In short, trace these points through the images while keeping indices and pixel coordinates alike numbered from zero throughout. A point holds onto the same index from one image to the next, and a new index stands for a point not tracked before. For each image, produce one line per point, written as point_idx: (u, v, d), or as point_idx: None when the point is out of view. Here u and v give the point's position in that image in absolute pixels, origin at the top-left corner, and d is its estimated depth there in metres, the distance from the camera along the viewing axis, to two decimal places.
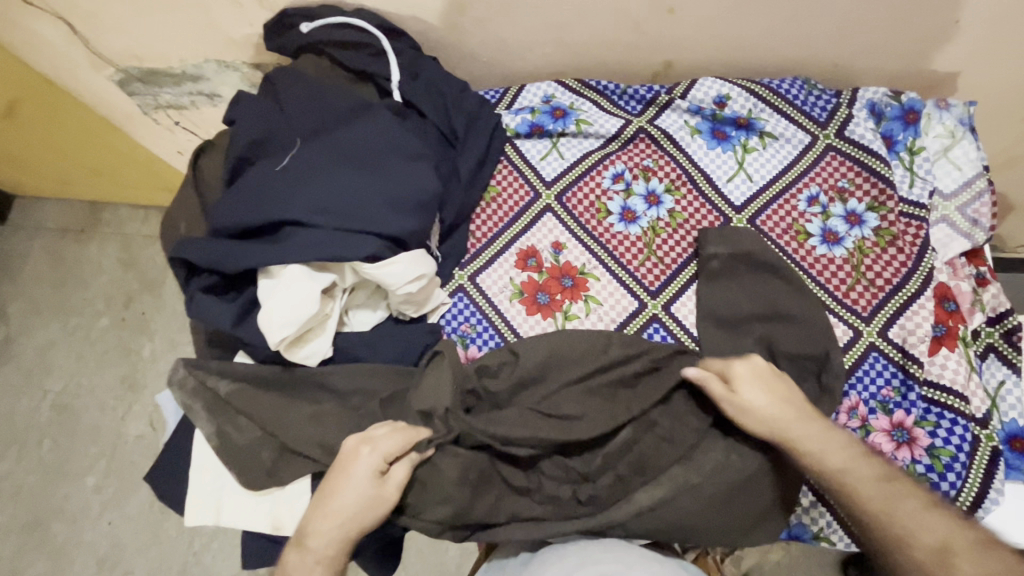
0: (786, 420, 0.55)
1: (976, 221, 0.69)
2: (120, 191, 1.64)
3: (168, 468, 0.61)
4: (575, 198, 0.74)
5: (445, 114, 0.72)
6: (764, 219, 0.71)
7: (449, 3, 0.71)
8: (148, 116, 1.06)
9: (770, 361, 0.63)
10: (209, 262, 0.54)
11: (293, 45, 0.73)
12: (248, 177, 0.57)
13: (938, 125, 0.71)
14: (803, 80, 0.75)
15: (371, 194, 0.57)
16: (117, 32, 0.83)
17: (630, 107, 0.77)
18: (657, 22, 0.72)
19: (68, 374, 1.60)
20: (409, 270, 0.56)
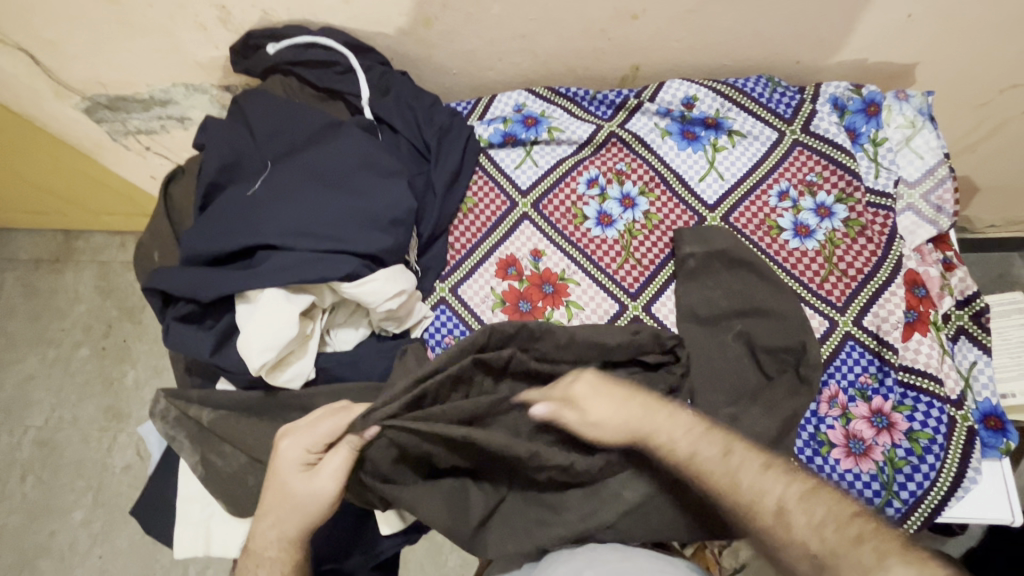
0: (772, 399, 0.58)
1: (940, 207, 0.71)
2: (94, 218, 1.62)
3: (152, 501, 0.60)
4: (551, 205, 0.75)
5: (416, 128, 0.73)
6: (737, 216, 0.72)
7: (415, 18, 0.71)
8: (118, 143, 1.05)
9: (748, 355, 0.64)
10: (185, 292, 0.54)
11: (260, 66, 0.73)
12: (220, 203, 0.57)
13: (899, 116, 0.73)
14: (767, 79, 0.76)
15: (347, 214, 0.57)
16: (80, 60, 0.82)
17: (601, 112, 0.78)
18: (621, 28, 0.73)
19: (49, 408, 1.57)
20: (386, 287, 0.56)
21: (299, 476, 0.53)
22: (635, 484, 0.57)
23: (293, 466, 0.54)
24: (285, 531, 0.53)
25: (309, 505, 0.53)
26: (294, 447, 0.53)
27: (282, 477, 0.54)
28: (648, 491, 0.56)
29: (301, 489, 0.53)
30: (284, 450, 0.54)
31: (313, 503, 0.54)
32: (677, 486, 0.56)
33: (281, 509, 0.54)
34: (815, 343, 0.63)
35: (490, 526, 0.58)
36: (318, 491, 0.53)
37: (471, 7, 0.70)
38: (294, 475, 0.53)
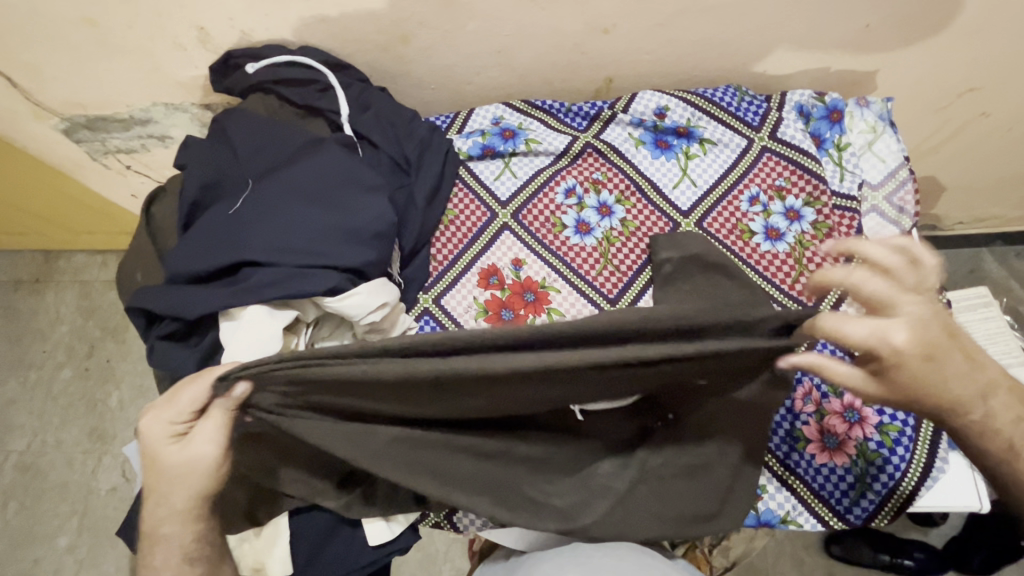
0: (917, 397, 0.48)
1: (902, 208, 0.73)
2: (76, 238, 1.61)
3: (137, 519, 0.60)
4: (530, 215, 0.76)
5: (396, 142, 0.74)
6: (710, 222, 0.74)
7: (393, 36, 0.73)
8: (99, 162, 1.05)
9: None
10: (168, 311, 0.54)
11: (241, 85, 0.74)
12: (202, 222, 0.58)
13: (861, 122, 0.77)
14: (735, 88, 0.79)
15: (327, 229, 0.58)
16: (59, 82, 0.83)
17: (577, 123, 0.80)
18: (594, 42, 0.75)
19: (32, 431, 1.56)
20: (369, 300, 0.58)
21: (171, 449, 0.49)
22: (619, 473, 0.59)
23: (163, 441, 0.49)
24: (177, 508, 0.50)
25: (191, 476, 0.50)
26: (154, 421, 0.49)
27: (152, 451, 0.50)
28: (629, 481, 0.58)
29: (174, 463, 0.49)
30: (147, 427, 0.49)
31: (193, 472, 0.50)
32: (655, 480, 0.59)
33: (166, 489, 0.50)
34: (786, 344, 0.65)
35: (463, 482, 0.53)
36: (195, 457, 0.49)
37: (448, 24, 0.72)
38: (166, 449, 0.49)
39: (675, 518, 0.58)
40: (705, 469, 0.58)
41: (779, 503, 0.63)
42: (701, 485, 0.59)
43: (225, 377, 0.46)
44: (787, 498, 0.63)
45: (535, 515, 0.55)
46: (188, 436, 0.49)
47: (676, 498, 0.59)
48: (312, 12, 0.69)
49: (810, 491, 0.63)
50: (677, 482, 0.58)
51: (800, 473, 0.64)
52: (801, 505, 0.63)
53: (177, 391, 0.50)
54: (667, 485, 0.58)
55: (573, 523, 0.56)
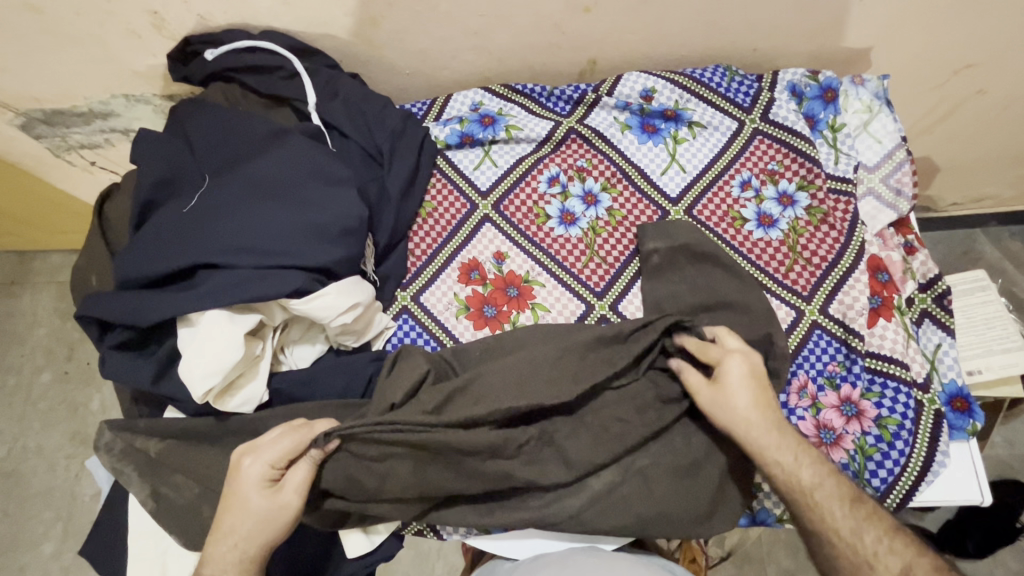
0: (762, 430, 0.53)
1: (900, 190, 0.70)
2: (50, 237, 1.57)
3: (101, 537, 0.57)
4: (512, 206, 0.73)
5: (367, 131, 0.69)
6: (700, 209, 0.71)
7: (361, 17, 0.68)
8: (62, 159, 1.00)
9: None
10: (120, 318, 0.51)
11: (201, 73, 0.70)
12: (156, 221, 0.54)
13: (856, 100, 0.73)
14: (724, 68, 0.75)
15: (291, 226, 0.54)
16: (9, 74, 0.78)
17: (559, 108, 0.76)
18: (575, 22, 0.71)
19: (13, 438, 1.55)
20: (339, 300, 0.54)
21: (265, 492, 0.50)
22: (600, 472, 0.56)
23: (254, 484, 0.50)
24: (248, 551, 0.49)
25: (272, 523, 0.50)
26: (255, 463, 0.50)
27: (238, 492, 0.50)
28: (610, 480, 0.56)
29: (269, 505, 0.49)
30: (246, 469, 0.50)
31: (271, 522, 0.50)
32: (640, 479, 0.56)
33: (244, 531, 0.49)
34: (781, 333, 0.62)
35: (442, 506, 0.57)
36: (282, 507, 0.50)
37: (419, 4, 0.67)
38: (256, 493, 0.50)
39: (663, 521, 0.56)
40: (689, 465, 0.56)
41: (774, 502, 0.60)
42: (688, 483, 0.56)
43: (331, 433, 0.51)
44: (784, 497, 0.60)
45: (513, 510, 0.56)
46: (280, 484, 0.51)
47: (662, 498, 0.56)
48: None
49: None
50: (663, 481, 0.56)
51: None
52: None
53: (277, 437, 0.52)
54: (652, 485, 0.56)
55: (552, 516, 0.55)
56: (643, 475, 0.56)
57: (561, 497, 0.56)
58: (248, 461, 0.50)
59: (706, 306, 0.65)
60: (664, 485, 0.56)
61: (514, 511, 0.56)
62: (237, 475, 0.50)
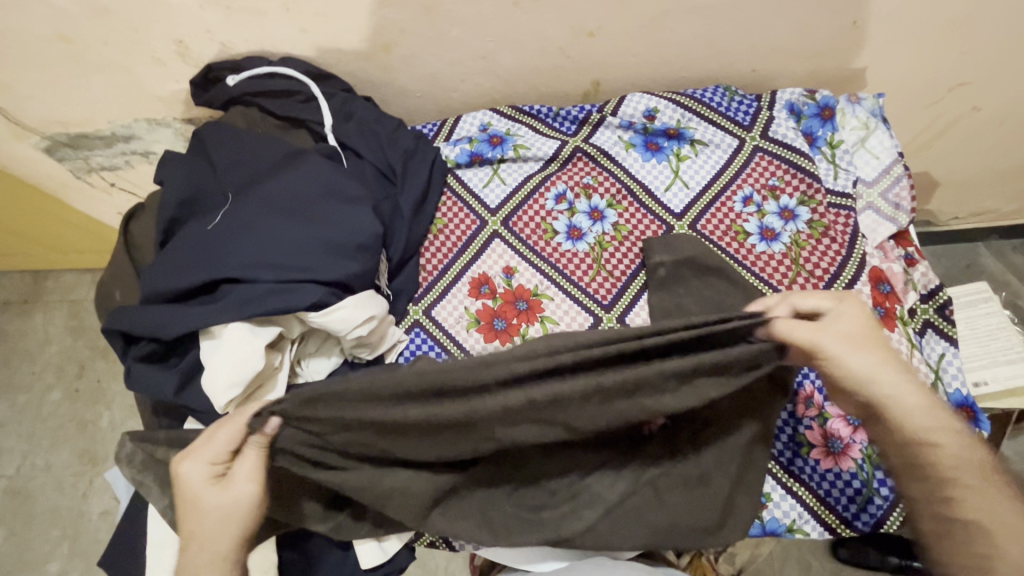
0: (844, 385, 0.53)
1: (898, 205, 0.72)
2: (65, 257, 1.60)
3: (118, 549, 0.58)
4: (521, 222, 0.75)
5: (381, 151, 0.72)
6: (704, 223, 0.73)
7: (376, 43, 0.71)
8: (83, 181, 1.04)
9: None
10: (146, 331, 0.52)
11: (222, 98, 0.73)
12: (181, 238, 0.56)
13: (853, 118, 0.75)
14: (724, 88, 0.78)
15: (310, 242, 0.56)
16: (37, 100, 0.81)
17: (565, 127, 0.79)
18: (580, 45, 0.74)
19: (22, 455, 1.56)
20: (356, 313, 0.56)
21: (213, 490, 0.49)
22: (612, 482, 0.57)
23: (198, 486, 0.50)
24: (218, 549, 0.50)
25: (231, 519, 0.50)
26: (192, 466, 0.49)
27: (191, 499, 0.50)
28: (622, 491, 0.56)
29: (217, 503, 0.49)
30: (186, 474, 0.49)
31: (234, 514, 0.50)
32: (650, 489, 0.56)
33: (207, 531, 0.50)
34: None
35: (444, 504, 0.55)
36: (237, 497, 0.49)
37: (431, 30, 0.70)
38: (202, 494, 0.49)
39: (674, 531, 0.56)
40: (699, 476, 0.57)
41: (784, 511, 0.61)
42: (699, 494, 0.56)
43: (260, 412, 0.47)
44: (793, 507, 0.61)
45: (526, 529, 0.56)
46: (228, 476, 0.50)
47: (672, 509, 0.56)
48: (292, 21, 0.68)
49: (816, 498, 0.61)
50: (674, 492, 0.56)
51: (803, 479, 0.62)
52: (808, 513, 0.61)
53: (212, 432, 0.50)
54: (663, 496, 0.56)
55: (564, 531, 0.56)
56: (653, 486, 0.57)
57: (574, 512, 0.56)
58: (185, 465, 0.50)
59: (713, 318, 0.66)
60: (674, 495, 0.56)
61: (527, 528, 0.56)
62: (183, 489, 0.50)
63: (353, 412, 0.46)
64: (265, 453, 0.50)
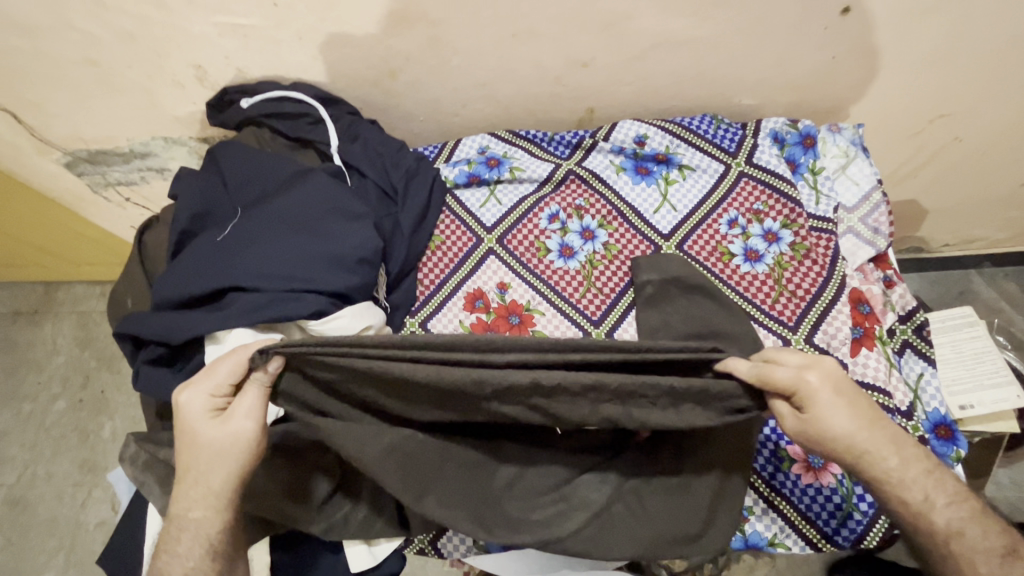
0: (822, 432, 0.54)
1: (877, 229, 0.75)
2: (77, 269, 1.65)
3: (117, 548, 0.60)
4: (515, 240, 0.78)
5: (383, 171, 0.76)
6: (691, 244, 0.76)
7: (381, 72, 0.76)
8: (99, 195, 1.08)
9: None
10: (155, 335, 0.55)
11: (236, 119, 0.77)
12: (192, 248, 0.59)
13: (834, 147, 0.79)
14: (711, 117, 0.82)
15: (313, 254, 0.60)
16: (61, 118, 0.86)
17: (559, 151, 0.83)
18: (574, 75, 0.79)
19: (24, 464, 1.58)
20: (353, 323, 0.59)
21: (210, 422, 0.53)
22: (598, 486, 0.59)
23: (199, 415, 0.53)
24: (208, 483, 0.53)
25: (230, 452, 0.53)
26: (194, 396, 0.53)
27: (189, 425, 0.53)
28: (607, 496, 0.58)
29: (214, 437, 0.52)
30: (187, 402, 0.53)
31: (227, 450, 0.53)
32: (631, 496, 0.58)
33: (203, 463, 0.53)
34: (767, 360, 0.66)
35: (436, 482, 0.55)
36: (235, 432, 0.52)
37: (434, 59, 0.75)
38: (201, 424, 0.53)
39: (655, 540, 0.57)
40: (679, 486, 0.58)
41: (767, 525, 0.63)
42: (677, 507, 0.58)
43: (265, 350, 0.49)
44: (774, 521, 0.63)
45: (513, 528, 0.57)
46: (226, 410, 0.53)
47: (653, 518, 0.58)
48: (305, 49, 0.73)
49: (797, 513, 0.63)
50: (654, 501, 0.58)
51: (786, 494, 0.63)
52: (789, 526, 0.62)
53: (213, 366, 0.54)
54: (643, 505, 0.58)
55: (551, 533, 0.57)
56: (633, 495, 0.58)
57: (563, 514, 0.58)
58: (188, 396, 0.53)
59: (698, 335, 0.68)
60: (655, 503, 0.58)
61: (517, 528, 0.56)
62: (184, 419, 0.53)
63: (358, 359, 0.48)
64: (265, 392, 0.52)
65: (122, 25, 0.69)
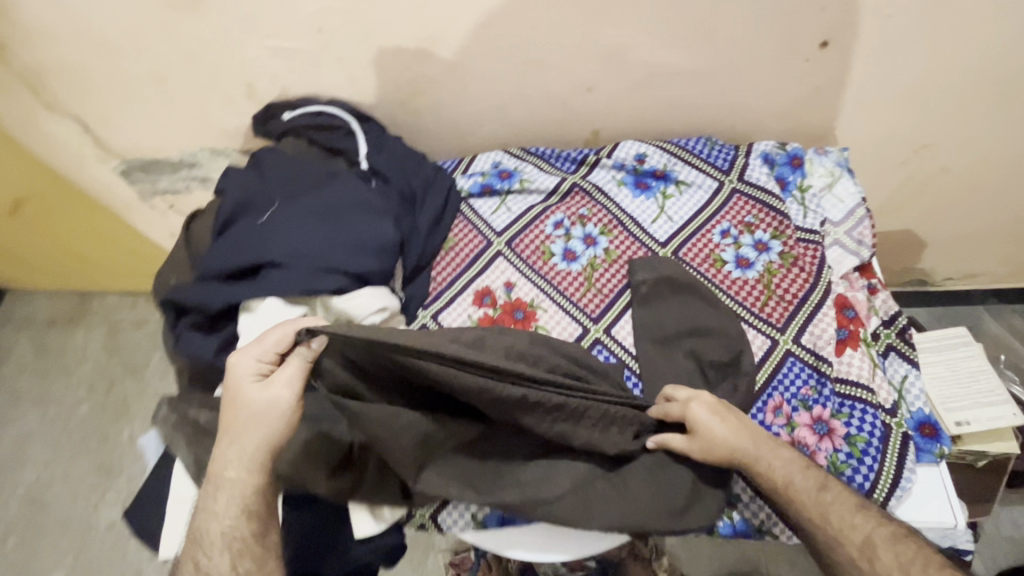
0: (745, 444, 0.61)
1: (861, 241, 0.80)
2: (114, 280, 1.75)
3: (146, 503, 0.65)
4: (522, 244, 0.85)
5: (405, 178, 0.84)
6: (686, 251, 0.82)
7: (408, 93, 0.86)
8: (147, 203, 1.18)
9: (699, 371, 0.72)
10: (198, 302, 0.62)
11: (278, 130, 0.87)
12: (235, 231, 0.67)
13: (820, 167, 0.86)
14: (705, 139, 0.90)
15: (341, 240, 0.67)
16: (125, 130, 0.97)
17: (566, 167, 0.91)
18: (580, 99, 0.88)
19: (44, 464, 1.64)
20: (370, 302, 0.65)
21: (253, 385, 0.57)
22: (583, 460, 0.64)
23: (245, 379, 0.58)
24: (244, 443, 0.57)
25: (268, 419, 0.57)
26: (244, 358, 0.58)
27: (233, 385, 0.58)
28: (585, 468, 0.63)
29: (254, 398, 0.57)
30: (236, 363, 0.58)
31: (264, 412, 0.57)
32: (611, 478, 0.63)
33: (242, 425, 0.58)
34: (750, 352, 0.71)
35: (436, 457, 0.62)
36: (273, 398, 0.57)
37: (455, 83, 0.85)
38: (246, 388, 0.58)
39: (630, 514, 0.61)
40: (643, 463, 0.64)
41: (754, 512, 0.65)
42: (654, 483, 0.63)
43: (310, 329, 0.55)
44: (763, 508, 0.65)
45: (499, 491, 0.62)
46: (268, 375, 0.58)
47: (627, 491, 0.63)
48: (342, 71, 0.83)
49: None
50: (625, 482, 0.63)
51: None
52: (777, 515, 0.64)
53: (263, 334, 0.59)
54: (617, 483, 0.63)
55: (541, 495, 0.61)
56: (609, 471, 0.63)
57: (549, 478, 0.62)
58: (237, 357, 0.58)
59: (689, 331, 0.74)
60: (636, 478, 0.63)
61: (503, 488, 0.62)
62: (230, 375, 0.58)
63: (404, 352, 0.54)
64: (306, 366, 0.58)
65: (188, 48, 0.80)
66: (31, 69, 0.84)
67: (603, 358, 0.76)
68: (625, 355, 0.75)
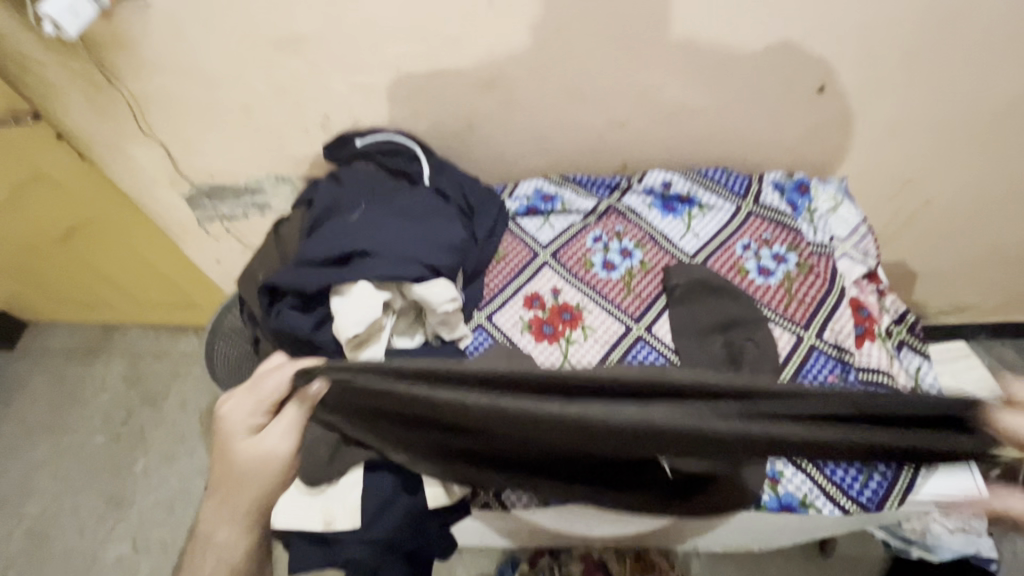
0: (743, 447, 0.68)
1: (867, 253, 0.91)
2: (142, 311, 1.80)
3: None
4: (566, 255, 0.94)
5: (462, 195, 0.94)
6: (713, 261, 0.92)
7: (464, 125, 0.99)
8: (203, 228, 1.27)
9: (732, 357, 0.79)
10: (295, 285, 0.70)
11: (349, 154, 0.97)
12: (326, 228, 0.76)
13: (825, 193, 0.98)
14: (722, 169, 1.03)
15: (419, 237, 0.76)
16: (203, 156, 1.07)
17: (600, 192, 1.02)
18: (614, 133, 1.01)
19: (52, 496, 1.60)
20: (447, 291, 0.73)
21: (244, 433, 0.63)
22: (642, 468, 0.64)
23: (237, 429, 0.64)
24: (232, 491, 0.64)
25: (265, 466, 0.63)
26: (237, 407, 0.64)
27: (226, 433, 0.64)
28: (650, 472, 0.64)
29: (243, 448, 0.63)
30: (229, 413, 0.64)
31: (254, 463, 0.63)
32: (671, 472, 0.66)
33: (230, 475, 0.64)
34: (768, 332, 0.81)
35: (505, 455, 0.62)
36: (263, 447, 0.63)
37: (506, 117, 0.97)
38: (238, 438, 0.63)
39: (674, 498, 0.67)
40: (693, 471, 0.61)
41: (797, 485, 0.70)
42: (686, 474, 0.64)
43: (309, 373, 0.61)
44: (804, 481, 0.70)
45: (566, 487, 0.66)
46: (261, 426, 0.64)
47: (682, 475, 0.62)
48: (410, 105, 0.95)
49: (823, 476, 0.70)
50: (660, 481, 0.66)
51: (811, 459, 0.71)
52: (817, 488, 0.70)
53: (256, 382, 0.65)
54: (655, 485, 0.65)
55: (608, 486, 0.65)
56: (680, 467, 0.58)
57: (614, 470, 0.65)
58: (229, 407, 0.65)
59: (724, 324, 0.83)
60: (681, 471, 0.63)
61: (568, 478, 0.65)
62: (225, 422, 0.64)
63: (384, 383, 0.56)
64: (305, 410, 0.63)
65: (280, 81, 0.92)
66: (135, 98, 0.96)
67: (645, 352, 0.83)
68: (666, 349, 0.83)
